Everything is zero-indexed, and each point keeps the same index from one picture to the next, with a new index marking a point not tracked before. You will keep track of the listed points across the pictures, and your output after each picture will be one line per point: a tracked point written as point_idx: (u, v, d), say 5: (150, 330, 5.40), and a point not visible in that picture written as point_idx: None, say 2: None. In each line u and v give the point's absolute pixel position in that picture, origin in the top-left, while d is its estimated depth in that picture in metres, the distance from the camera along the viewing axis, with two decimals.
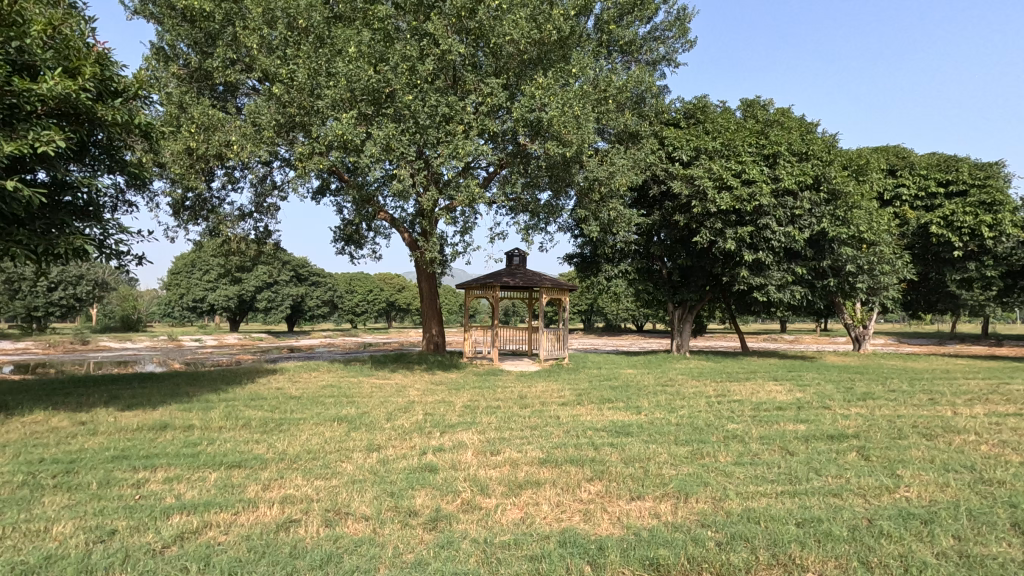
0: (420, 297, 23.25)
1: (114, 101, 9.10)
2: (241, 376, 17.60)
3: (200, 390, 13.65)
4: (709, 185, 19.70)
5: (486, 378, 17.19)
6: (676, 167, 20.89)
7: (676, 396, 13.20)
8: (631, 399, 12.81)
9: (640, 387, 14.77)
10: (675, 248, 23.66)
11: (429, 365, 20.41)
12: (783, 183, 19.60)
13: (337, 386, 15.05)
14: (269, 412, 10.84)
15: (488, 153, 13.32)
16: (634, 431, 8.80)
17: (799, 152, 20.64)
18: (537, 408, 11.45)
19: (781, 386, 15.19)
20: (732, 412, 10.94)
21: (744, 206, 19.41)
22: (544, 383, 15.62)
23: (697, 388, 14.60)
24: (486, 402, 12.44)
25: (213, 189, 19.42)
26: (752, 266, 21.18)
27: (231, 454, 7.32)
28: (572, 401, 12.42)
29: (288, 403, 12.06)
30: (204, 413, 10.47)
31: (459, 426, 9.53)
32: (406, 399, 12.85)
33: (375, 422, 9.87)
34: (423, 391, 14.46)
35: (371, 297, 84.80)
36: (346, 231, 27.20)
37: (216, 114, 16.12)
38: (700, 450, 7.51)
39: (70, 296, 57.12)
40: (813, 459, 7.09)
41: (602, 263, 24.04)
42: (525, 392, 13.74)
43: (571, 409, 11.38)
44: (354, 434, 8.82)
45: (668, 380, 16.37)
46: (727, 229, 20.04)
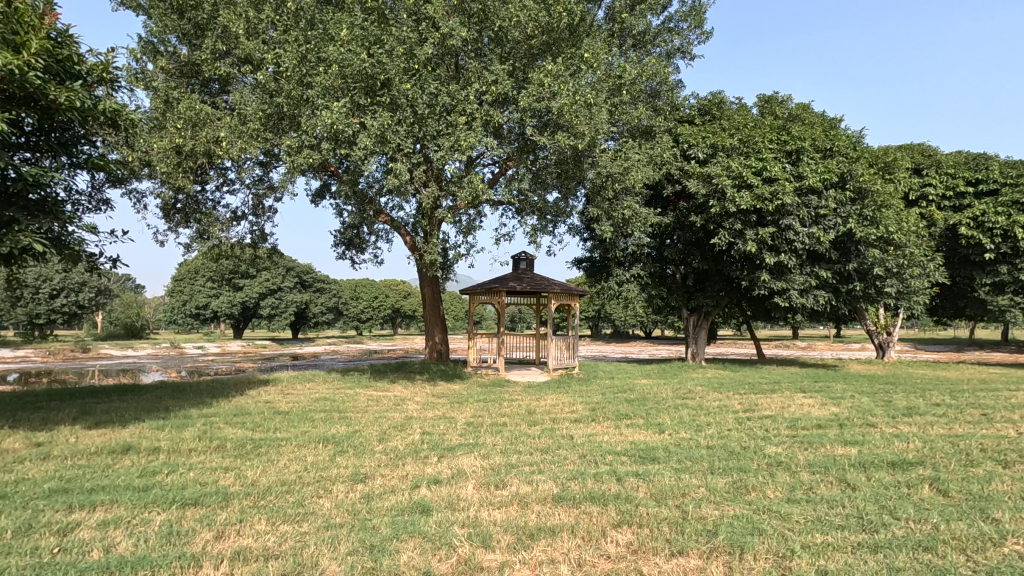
0: (423, 303, 22.22)
1: (71, 82, 8.16)
2: (231, 387, 16.56)
3: (182, 404, 12.58)
4: (728, 184, 18.58)
5: (491, 390, 16.07)
6: (692, 165, 19.78)
7: (700, 411, 12.03)
8: (651, 414, 11.64)
9: (658, 400, 13.59)
10: (689, 251, 22.57)
11: (432, 374, 19.32)
12: (808, 181, 18.43)
13: (330, 399, 13.94)
14: (250, 431, 9.76)
15: (493, 146, 12.27)
16: (661, 457, 7.63)
17: (822, 149, 19.51)
18: (548, 426, 10.32)
19: (812, 399, 13.95)
20: (767, 431, 9.76)
21: (765, 206, 18.25)
22: (553, 396, 14.46)
23: (721, 401, 13.41)
24: (491, 418, 11.29)
25: (206, 189, 18.52)
26: (772, 269, 20.01)
27: (189, 489, 6.19)
28: (586, 417, 11.27)
29: (274, 420, 10.97)
30: (176, 433, 9.37)
31: (460, 449, 8.41)
32: (403, 416, 11.75)
33: (366, 443, 8.74)
34: (423, 404, 13.36)
35: (376, 304, 83.96)
36: (346, 235, 26.36)
37: (204, 108, 15.20)
38: (744, 483, 6.33)
39: (72, 302, 56.48)
40: (883, 496, 5.91)
41: (613, 267, 22.92)
42: (533, 407, 12.59)
43: (586, 427, 10.24)
44: (340, 459, 7.71)
45: (688, 393, 15.18)
46: (747, 230, 18.88)
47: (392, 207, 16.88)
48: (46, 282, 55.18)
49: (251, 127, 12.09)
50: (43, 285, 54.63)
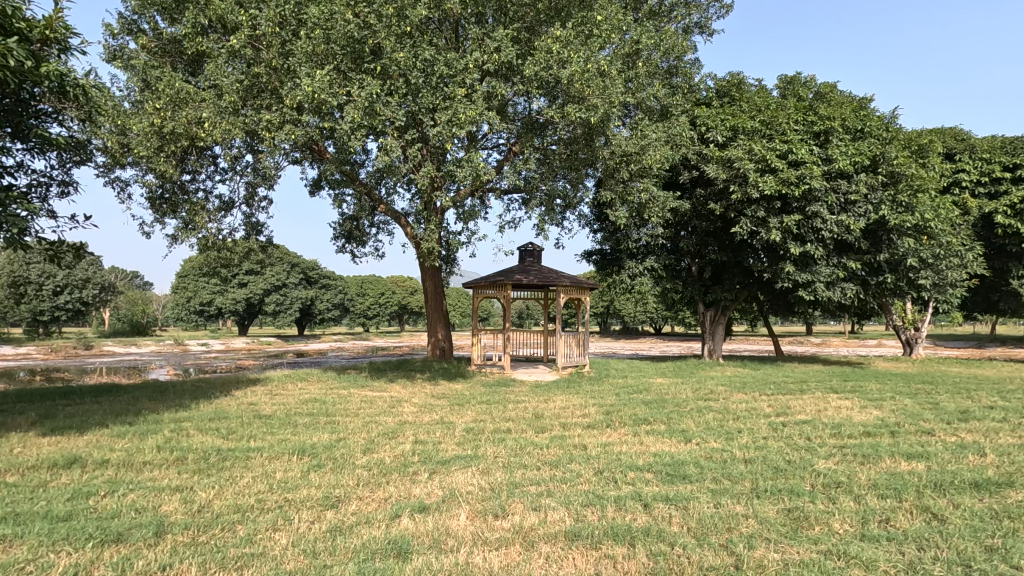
0: (424, 297, 21.14)
1: (3, 38, 7.10)
2: (218, 386, 15.50)
3: (155, 407, 11.49)
4: (750, 168, 17.26)
5: (496, 390, 14.91)
6: (711, 148, 18.49)
7: (727, 415, 10.81)
8: (672, 418, 10.43)
9: (678, 402, 12.36)
10: (705, 241, 21.37)
11: (433, 373, 18.18)
12: (837, 164, 17.08)
13: (320, 401, 12.81)
14: (220, 439, 8.61)
15: (496, 121, 11.08)
16: (694, 476, 6.39)
17: (851, 130, 18.14)
18: (557, 433, 9.15)
19: (849, 401, 12.65)
20: (810, 439, 8.51)
21: (791, 190, 16.91)
22: (563, 397, 13.25)
23: (749, 403, 12.15)
24: (494, 423, 10.12)
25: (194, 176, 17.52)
26: (797, 260, 18.73)
27: (118, 519, 5.04)
28: (600, 422, 10.06)
29: (253, 425, 9.81)
30: (136, 442, 8.24)
31: (456, 462, 7.22)
32: (397, 420, 10.59)
33: (349, 455, 7.61)
34: (421, 407, 12.22)
35: (382, 301, 83.13)
36: (345, 227, 25.30)
37: (186, 86, 14.13)
38: (804, 514, 5.10)
39: (76, 300, 55.92)
40: (986, 533, 4.66)
41: (625, 259, 21.66)
42: (541, 410, 11.40)
43: (600, 435, 9.03)
44: (314, 476, 6.56)
45: (709, 393, 13.92)
46: (771, 218, 17.57)
47: (389, 193, 15.74)
48: (49, 279, 54.68)
49: (228, 101, 10.98)
50: (46, 282, 54.13)
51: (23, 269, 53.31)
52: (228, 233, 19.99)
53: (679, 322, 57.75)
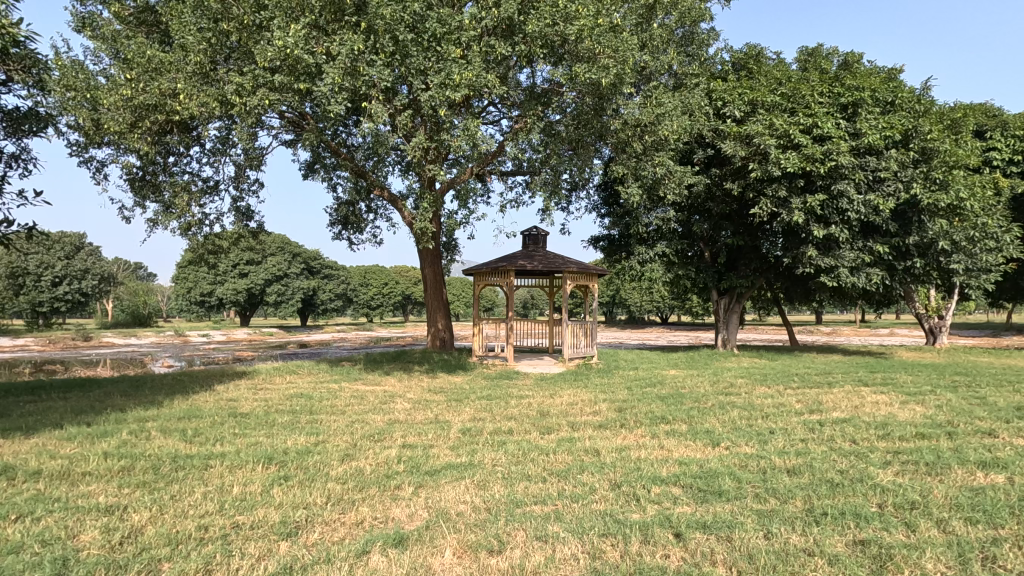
0: (424, 285, 20.08)
1: None
2: (201, 380, 14.53)
3: (124, 404, 10.50)
4: (771, 144, 16.03)
5: (497, 384, 13.87)
6: (728, 124, 17.24)
7: (755, 412, 9.70)
8: (694, 416, 9.35)
9: (697, 397, 11.28)
10: (720, 225, 20.18)
11: (432, 365, 17.14)
12: (866, 139, 15.82)
13: (307, 397, 11.76)
14: (183, 443, 7.58)
15: (496, 85, 9.90)
16: (732, 493, 5.31)
17: (880, 103, 16.84)
18: (566, 434, 8.09)
19: (886, 395, 11.52)
20: (856, 443, 7.38)
21: (816, 167, 15.65)
22: (570, 392, 12.17)
23: (776, 399, 11.04)
24: (495, 422, 9.09)
25: (177, 153, 16.47)
26: (819, 244, 17.55)
27: (13, 557, 4.00)
28: (613, 421, 8.98)
29: (225, 426, 8.77)
30: (84, 447, 7.21)
31: (447, 473, 6.15)
32: (388, 418, 9.57)
33: (326, 463, 6.56)
34: (415, 402, 11.20)
35: (385, 291, 82.19)
36: (342, 212, 24.31)
37: (159, 55, 13.00)
38: (886, 551, 3.99)
39: (75, 290, 55.22)
40: None
41: (634, 244, 20.52)
42: (548, 407, 10.32)
43: (614, 437, 7.96)
44: (276, 492, 5.52)
45: (729, 387, 12.86)
46: (793, 198, 16.33)
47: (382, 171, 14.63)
48: (47, 269, 54.02)
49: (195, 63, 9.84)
50: (45, 272, 53.45)
51: (21, 259, 52.69)
52: (215, 219, 18.99)
53: (687, 311, 56.56)
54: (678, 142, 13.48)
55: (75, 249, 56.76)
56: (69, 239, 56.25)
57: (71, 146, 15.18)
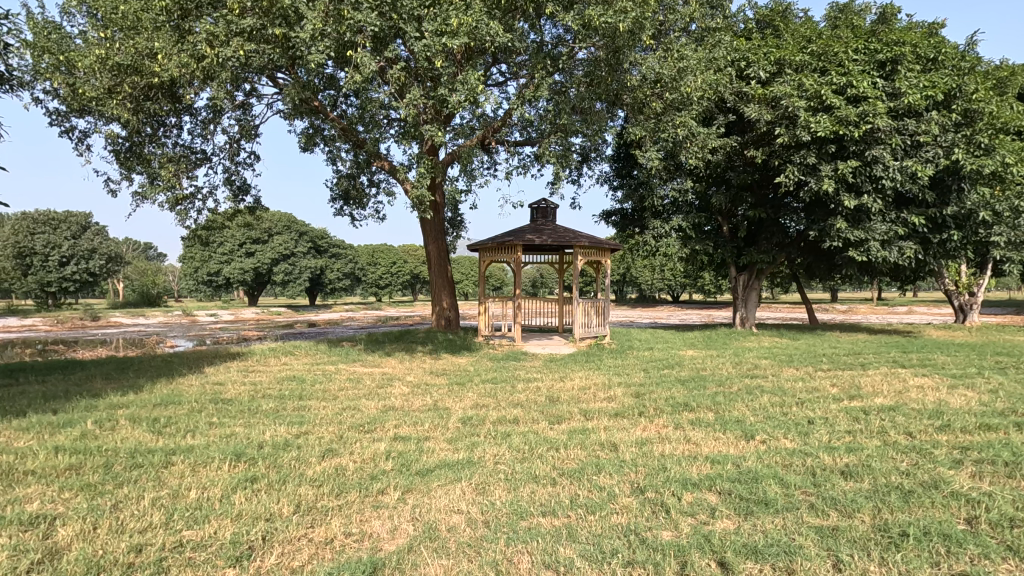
0: (427, 262, 19.11)
1: None
2: (192, 362, 13.79)
3: (101, 389, 9.73)
4: (800, 106, 14.74)
5: (504, 365, 13.04)
6: (753, 86, 15.93)
7: (788, 398, 8.74)
8: (720, 403, 8.43)
9: (721, 381, 10.36)
10: (740, 197, 19.02)
11: (436, 346, 16.31)
12: (905, 99, 14.49)
13: (299, 381, 10.96)
14: (149, 436, 6.76)
15: (500, 32, 8.79)
16: (781, 502, 4.41)
17: (921, 60, 15.46)
18: (579, 425, 7.22)
19: (930, 378, 10.51)
20: (913, 437, 6.42)
21: (849, 131, 14.41)
22: (582, 375, 11.28)
23: (808, 383, 10.07)
24: (500, 409, 8.25)
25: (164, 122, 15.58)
26: (849, 216, 16.39)
27: None
28: (630, 409, 8.10)
29: (202, 415, 7.96)
30: (36, 440, 6.42)
31: (440, 474, 5.27)
32: (382, 405, 8.74)
33: (305, 460, 5.74)
34: (416, 386, 10.39)
35: (394, 270, 81.47)
36: (343, 187, 23.38)
37: (135, 10, 11.97)
38: None
39: (83, 270, 54.91)
40: None
41: (649, 218, 19.41)
42: (558, 393, 9.43)
43: (633, 428, 7.06)
44: (238, 498, 4.69)
45: (754, 369, 11.92)
46: (823, 165, 15.11)
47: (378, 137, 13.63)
48: (54, 249, 53.80)
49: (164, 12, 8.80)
50: (51, 253, 53.19)
51: (27, 239, 52.45)
52: (208, 194, 18.15)
53: (700, 289, 55.35)
54: (699, 102, 12.37)
55: (81, 229, 56.38)
56: (75, 219, 55.85)
57: (50, 115, 14.25)
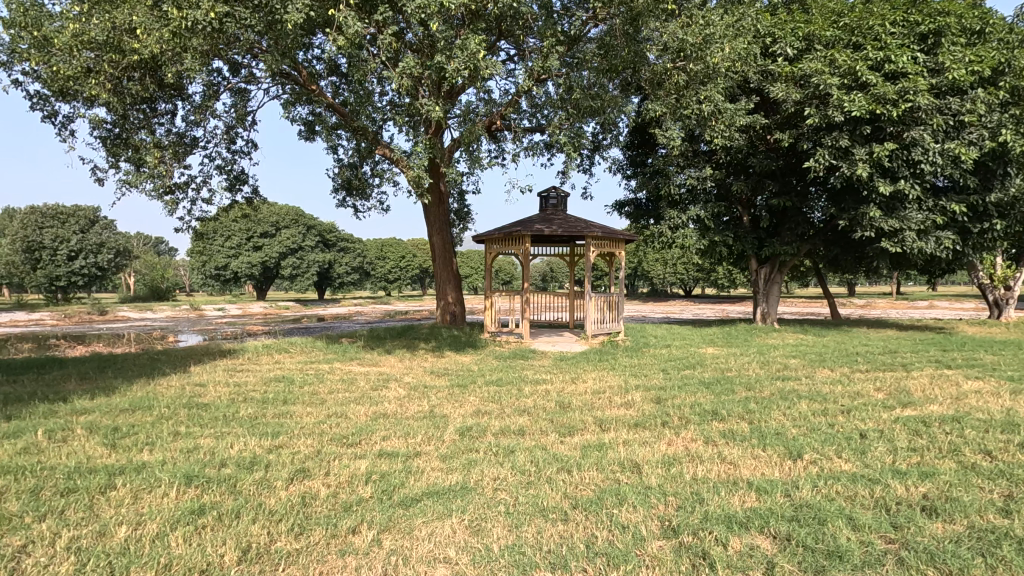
0: (432, 254, 18.24)
1: None
2: (180, 360, 12.97)
3: (70, 391, 8.90)
4: (833, 84, 13.57)
5: (511, 364, 12.10)
6: (780, 63, 14.79)
7: (830, 406, 7.72)
8: (755, 412, 7.42)
9: (751, 384, 9.34)
10: (763, 185, 17.90)
11: (440, 343, 15.40)
12: (949, 75, 13.28)
13: (287, 382, 10.10)
14: (100, 449, 5.89)
15: None
16: (859, 555, 3.42)
17: (965, 33, 14.24)
18: (594, 440, 6.26)
19: (984, 381, 9.42)
20: (993, 458, 5.38)
21: (887, 110, 13.23)
22: (595, 376, 10.31)
23: (848, 387, 9.03)
24: (504, 418, 7.30)
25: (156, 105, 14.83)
26: (882, 203, 15.23)
27: None
28: (651, 419, 7.13)
29: (170, 423, 7.09)
30: None
31: (426, 508, 4.32)
32: (373, 411, 7.84)
33: (269, 485, 4.84)
34: (413, 389, 9.48)
35: (403, 264, 80.70)
36: (344, 177, 22.51)
37: None
38: None
39: (92, 265, 54.69)
40: None
41: (665, 207, 18.35)
42: (570, 397, 8.47)
43: (657, 444, 6.09)
44: (173, 540, 3.80)
45: (784, 370, 10.87)
46: (856, 148, 13.96)
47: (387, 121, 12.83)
48: (63, 243, 53.57)
49: None
50: (60, 247, 52.94)
51: (36, 234, 52.35)
52: (202, 183, 17.43)
53: (713, 282, 54.05)
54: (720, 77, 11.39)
55: (89, 223, 56.12)
56: (83, 212, 55.58)
57: (30, 98, 13.48)
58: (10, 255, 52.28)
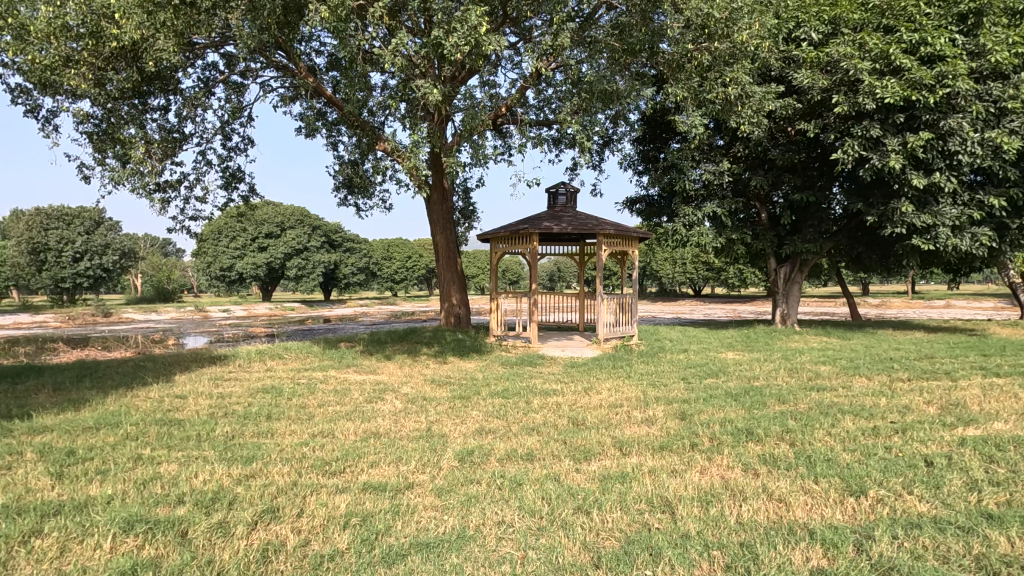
0: (435, 253, 17.44)
1: None
2: (166, 367, 12.19)
3: (35, 405, 8.11)
4: (864, 69, 12.61)
5: (518, 372, 11.23)
6: (804, 48, 13.87)
7: (881, 424, 6.80)
8: (797, 432, 6.51)
9: (785, 397, 8.41)
10: (784, 179, 16.96)
11: (443, 347, 14.57)
12: (991, 57, 12.30)
13: (276, 393, 9.29)
14: (43, 481, 5.07)
15: None
16: None
17: (1008, 13, 13.23)
18: (615, 469, 5.39)
19: None
20: None
21: (923, 97, 12.27)
22: (611, 386, 9.41)
23: (894, 400, 8.09)
24: (511, 438, 6.43)
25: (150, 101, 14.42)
26: (914, 198, 14.25)
27: None
28: (679, 441, 6.24)
29: (134, 445, 6.28)
30: None
31: (414, 568, 3.47)
32: (363, 429, 7.00)
33: (226, 531, 4.01)
34: (412, 402, 8.62)
35: (409, 264, 79.94)
36: (346, 174, 21.76)
37: None
38: None
39: (97, 266, 54.37)
40: None
41: (679, 204, 17.43)
42: (584, 413, 7.59)
43: (689, 475, 5.20)
44: None
45: (817, 379, 9.92)
46: (888, 138, 13.01)
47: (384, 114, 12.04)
48: (68, 244, 53.30)
49: None
50: (65, 248, 52.68)
51: (41, 235, 52.09)
52: (195, 181, 16.73)
53: (724, 282, 52.89)
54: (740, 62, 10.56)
55: (94, 225, 55.85)
56: (88, 214, 55.24)
57: (12, 92, 12.78)
58: (15, 256, 52.14)
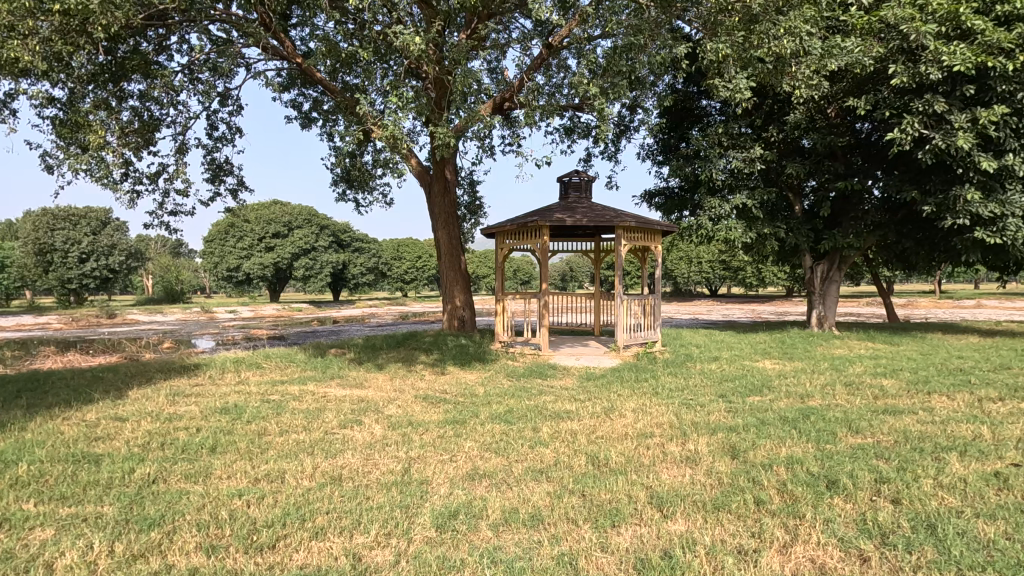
0: (437, 252, 15.85)
1: None
2: (126, 379, 10.72)
3: None
4: (928, 32, 10.84)
5: (525, 386, 9.61)
6: (853, 14, 12.19)
7: (1004, 468, 5.11)
8: (898, 480, 4.83)
9: (858, 425, 6.71)
10: (823, 166, 15.13)
11: (443, 355, 12.99)
12: None
13: (235, 415, 7.76)
14: None
15: None
16: None
17: None
18: (657, 548, 3.75)
19: None
20: None
21: (1000, 62, 10.49)
22: (637, 408, 7.75)
23: (998, 430, 6.38)
24: (509, 489, 4.83)
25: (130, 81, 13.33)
26: (980, 184, 12.39)
27: None
28: (740, 495, 4.59)
29: (14, 497, 4.73)
30: None
31: None
32: (323, 471, 5.44)
33: None
34: (393, 428, 7.04)
35: (419, 265, 78.63)
36: (344, 167, 20.43)
37: None
38: None
39: (103, 267, 53.69)
40: None
41: (706, 194, 15.69)
42: (606, 447, 5.95)
43: (767, 562, 3.56)
44: None
45: (885, 399, 8.19)
46: (955, 113, 11.20)
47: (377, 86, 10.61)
48: (74, 245, 52.71)
49: None
50: (71, 248, 52.05)
51: (48, 236, 51.55)
52: (175, 173, 15.33)
53: (743, 282, 50.83)
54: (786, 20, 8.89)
55: (101, 225, 55.19)
56: (95, 214, 54.63)
57: None
58: (23, 257, 51.65)
